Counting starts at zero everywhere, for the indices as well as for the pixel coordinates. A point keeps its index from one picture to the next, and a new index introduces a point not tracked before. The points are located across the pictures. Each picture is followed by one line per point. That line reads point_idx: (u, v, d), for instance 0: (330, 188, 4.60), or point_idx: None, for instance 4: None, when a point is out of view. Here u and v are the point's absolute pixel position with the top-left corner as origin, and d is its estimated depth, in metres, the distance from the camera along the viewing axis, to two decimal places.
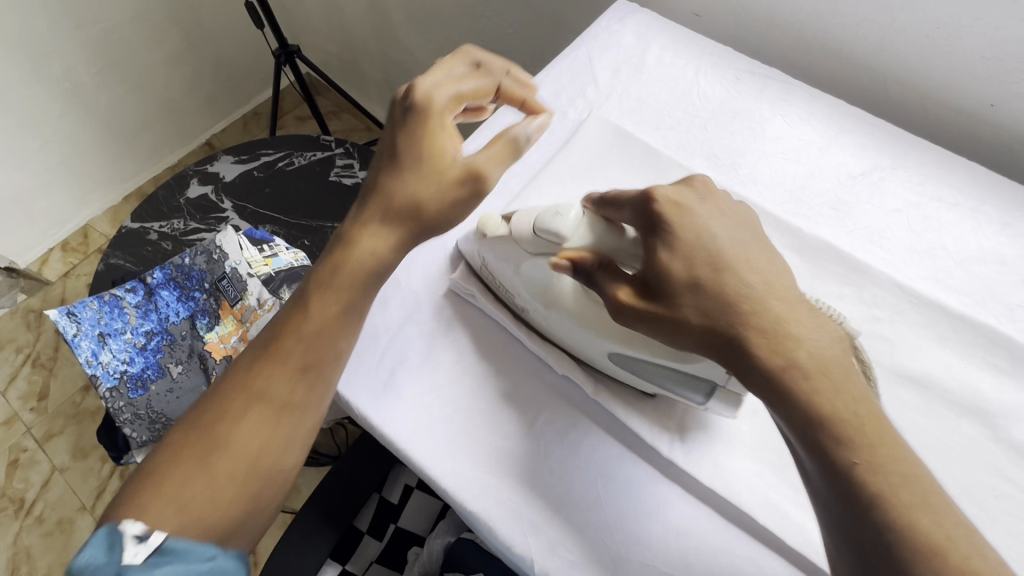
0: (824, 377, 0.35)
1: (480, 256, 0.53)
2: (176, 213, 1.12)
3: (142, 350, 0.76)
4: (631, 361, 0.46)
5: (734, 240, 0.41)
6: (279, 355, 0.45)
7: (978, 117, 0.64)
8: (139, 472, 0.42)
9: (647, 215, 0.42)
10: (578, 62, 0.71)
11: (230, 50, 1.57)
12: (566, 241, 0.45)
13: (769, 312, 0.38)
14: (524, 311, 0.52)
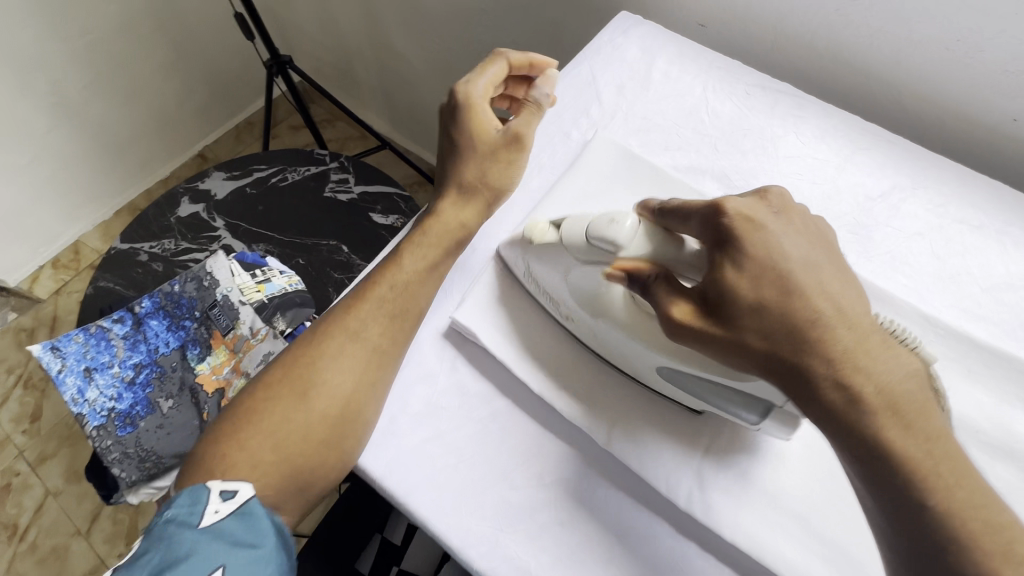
0: (893, 415, 0.35)
1: (523, 265, 0.52)
2: (167, 233, 1.09)
3: (130, 385, 0.73)
4: (684, 379, 0.45)
5: (809, 263, 0.39)
6: (376, 301, 0.49)
7: (1000, 133, 0.62)
8: (246, 393, 0.47)
9: (719, 231, 0.40)
10: (581, 79, 0.68)
11: (221, 58, 1.53)
12: (620, 249, 0.44)
13: (838, 330, 0.36)
14: (568, 321, 0.51)
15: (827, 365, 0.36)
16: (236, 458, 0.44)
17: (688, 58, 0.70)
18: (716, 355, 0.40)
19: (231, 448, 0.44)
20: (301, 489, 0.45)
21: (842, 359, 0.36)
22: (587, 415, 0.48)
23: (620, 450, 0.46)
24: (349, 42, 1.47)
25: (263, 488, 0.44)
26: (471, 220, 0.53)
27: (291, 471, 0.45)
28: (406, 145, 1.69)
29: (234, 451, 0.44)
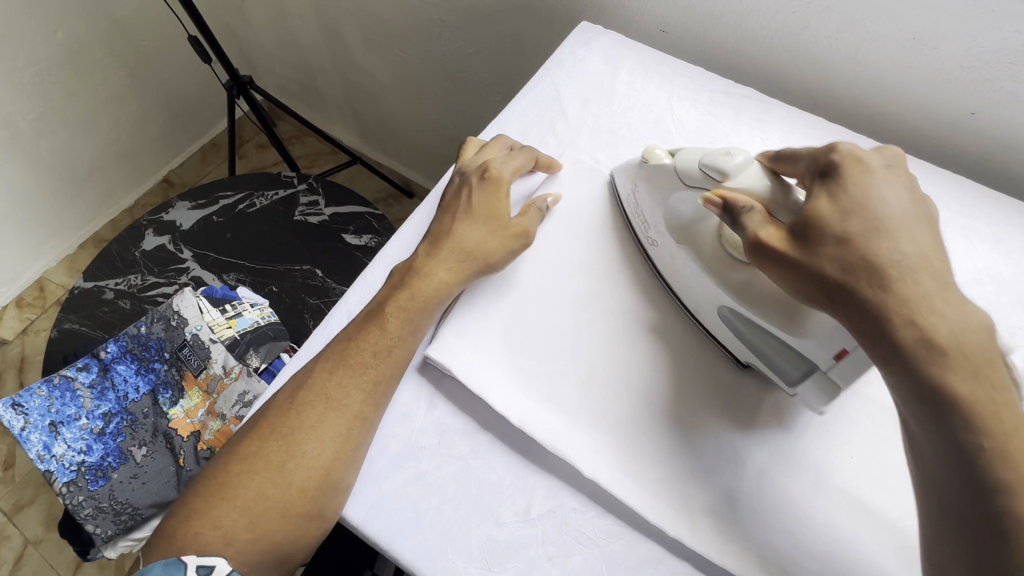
0: (963, 357, 0.34)
1: (630, 185, 0.56)
2: (133, 267, 1.06)
3: (100, 436, 0.71)
4: (741, 321, 0.48)
5: (903, 213, 0.39)
6: (357, 367, 0.47)
7: (959, 126, 0.62)
8: (222, 463, 0.46)
9: (825, 169, 0.43)
10: (544, 94, 0.67)
11: (179, 81, 1.48)
12: (728, 179, 0.46)
13: (918, 277, 0.37)
14: (651, 246, 0.55)
15: (894, 300, 0.36)
16: (212, 535, 0.42)
17: (652, 67, 0.69)
18: (783, 282, 0.42)
19: (205, 527, 0.43)
20: (281, 561, 0.44)
21: (917, 300, 0.36)
22: (570, 443, 0.47)
23: (604, 478, 0.45)
24: (310, 57, 1.43)
25: (241, 563, 0.43)
26: (453, 277, 0.52)
27: (269, 547, 0.43)
28: (377, 158, 1.66)
29: (210, 528, 0.43)
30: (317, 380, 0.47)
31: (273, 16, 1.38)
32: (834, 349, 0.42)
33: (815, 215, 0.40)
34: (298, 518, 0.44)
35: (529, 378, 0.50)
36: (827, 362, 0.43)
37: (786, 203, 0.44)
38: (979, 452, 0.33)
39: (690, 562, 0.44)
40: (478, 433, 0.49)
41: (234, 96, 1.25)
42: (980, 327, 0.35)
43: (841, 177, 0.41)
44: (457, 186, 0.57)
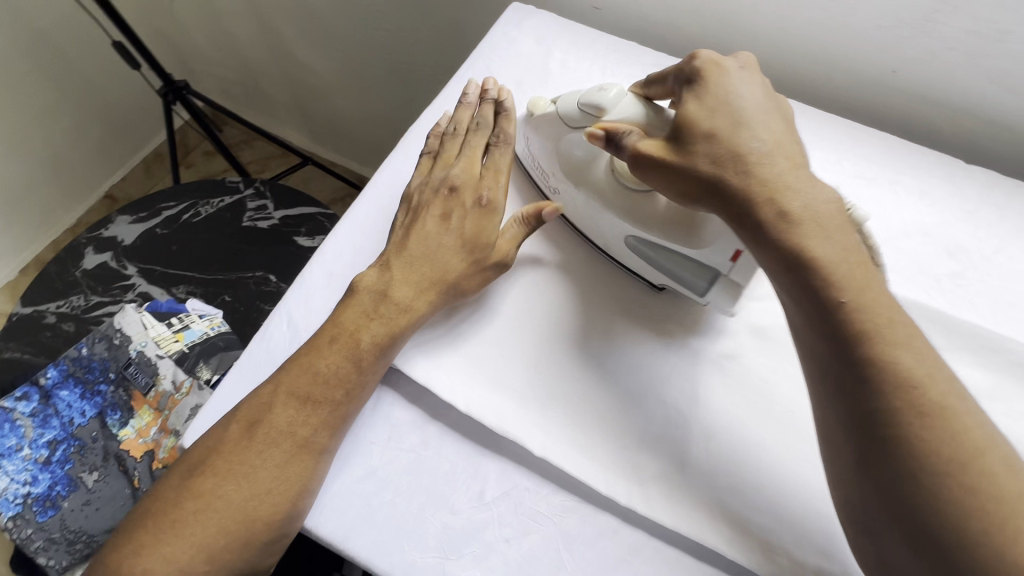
0: (815, 224, 0.38)
1: (524, 142, 0.58)
2: (75, 288, 1.01)
3: (46, 465, 0.68)
4: (647, 248, 0.51)
5: (757, 104, 0.44)
6: (325, 404, 0.46)
7: (883, 85, 0.64)
8: (173, 497, 0.43)
9: (690, 76, 0.47)
10: (477, 78, 0.66)
11: (112, 91, 1.42)
12: (605, 113, 0.50)
13: (775, 159, 0.40)
14: (554, 194, 0.57)
15: (757, 185, 0.39)
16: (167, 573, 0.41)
17: (586, 44, 0.69)
18: (665, 189, 0.44)
19: (160, 565, 0.41)
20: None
21: (774, 177, 0.39)
22: (521, 426, 0.47)
23: (556, 457, 0.46)
24: (249, 57, 1.39)
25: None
26: (423, 303, 0.50)
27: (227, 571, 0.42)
28: (329, 158, 1.62)
29: (164, 565, 0.41)
30: (276, 413, 0.45)
31: (206, 17, 1.33)
32: (730, 252, 0.46)
33: (686, 119, 0.43)
34: (256, 542, 0.43)
35: (478, 366, 0.50)
36: (726, 265, 0.47)
37: (662, 121, 0.47)
38: (842, 308, 0.36)
39: (646, 530, 0.45)
40: (429, 425, 0.48)
41: (173, 102, 1.21)
42: (828, 197, 0.39)
43: (703, 80, 0.46)
44: (447, 210, 0.54)
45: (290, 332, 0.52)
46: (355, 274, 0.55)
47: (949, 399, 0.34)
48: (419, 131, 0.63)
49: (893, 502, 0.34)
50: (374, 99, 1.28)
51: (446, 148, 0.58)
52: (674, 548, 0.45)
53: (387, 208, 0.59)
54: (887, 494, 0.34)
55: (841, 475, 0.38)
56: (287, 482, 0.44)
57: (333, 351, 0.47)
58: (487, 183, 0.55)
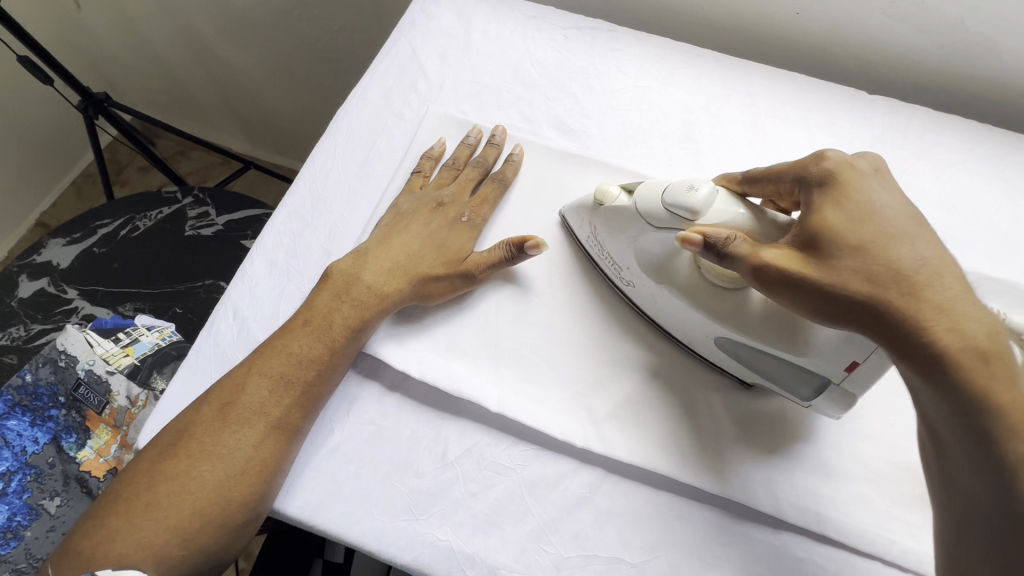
0: (1004, 364, 0.32)
1: (589, 229, 0.52)
2: (13, 318, 0.96)
3: (2, 496, 0.66)
4: (742, 348, 0.46)
5: (908, 221, 0.40)
6: (301, 386, 0.46)
7: (790, 28, 0.67)
8: (140, 483, 0.43)
9: (819, 180, 0.43)
10: (400, 56, 0.66)
11: (33, 112, 1.33)
12: (699, 217, 0.44)
13: (943, 278, 0.36)
14: (624, 287, 0.51)
15: (925, 305, 0.35)
16: (140, 557, 0.40)
17: (505, 13, 0.69)
18: (798, 306, 0.40)
19: (132, 550, 0.40)
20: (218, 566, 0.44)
21: (944, 304, 0.35)
22: (476, 386, 0.48)
23: (512, 409, 0.48)
24: (173, 64, 1.33)
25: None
26: (394, 285, 0.51)
27: (196, 561, 0.42)
28: (272, 160, 1.57)
29: (137, 549, 0.41)
30: (252, 391, 0.46)
31: (120, 24, 1.27)
32: (845, 363, 0.41)
33: (822, 225, 0.40)
34: (227, 524, 0.43)
35: (428, 334, 0.51)
36: (838, 376, 0.42)
37: (775, 229, 0.43)
38: (1022, 465, 0.30)
39: (605, 467, 0.47)
40: (387, 398, 0.49)
41: (99, 115, 1.16)
42: (1011, 331, 0.34)
43: (837, 185, 0.42)
44: (430, 226, 0.54)
45: (237, 324, 0.52)
46: (297, 260, 0.55)
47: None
48: (348, 113, 0.63)
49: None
50: (309, 94, 1.26)
51: (429, 167, 0.59)
52: (632, 480, 0.47)
53: (322, 192, 0.58)
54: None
55: None
56: (259, 459, 0.44)
57: (310, 334, 0.48)
58: (460, 196, 0.56)
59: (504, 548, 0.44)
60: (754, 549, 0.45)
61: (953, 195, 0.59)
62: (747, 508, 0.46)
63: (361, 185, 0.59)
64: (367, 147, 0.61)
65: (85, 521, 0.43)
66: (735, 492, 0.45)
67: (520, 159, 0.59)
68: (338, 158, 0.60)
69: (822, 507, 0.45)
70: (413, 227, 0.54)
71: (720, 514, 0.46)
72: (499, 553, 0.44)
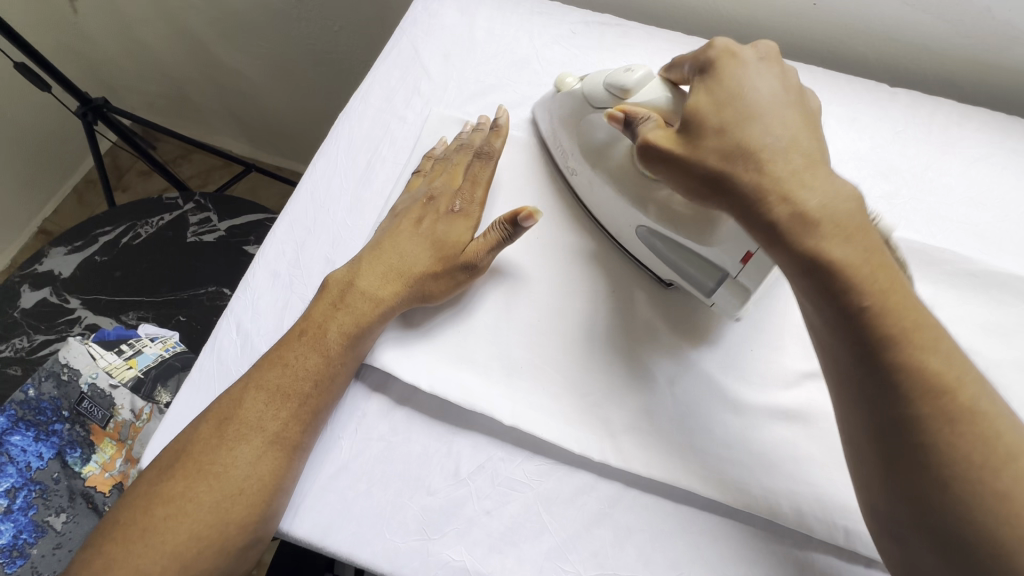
0: (836, 227, 0.35)
1: (548, 121, 0.57)
2: (16, 329, 0.95)
3: (7, 514, 0.65)
4: (659, 240, 0.48)
5: (775, 96, 0.40)
6: (296, 399, 0.45)
7: (807, 19, 0.64)
8: (138, 507, 0.41)
9: (702, 68, 0.43)
10: (402, 56, 0.64)
11: (31, 119, 1.31)
12: (629, 94, 0.48)
13: (789, 154, 0.37)
14: (569, 174, 0.55)
15: (767, 181, 0.37)
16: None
17: (510, 8, 0.67)
18: (674, 185, 0.41)
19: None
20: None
21: (788, 175, 0.36)
22: (488, 399, 0.47)
23: (526, 422, 0.46)
24: (172, 67, 1.32)
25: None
26: (392, 293, 0.49)
27: None
28: (273, 163, 1.56)
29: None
30: (247, 404, 0.44)
31: (117, 27, 1.25)
32: (740, 253, 0.43)
33: (692, 110, 0.40)
34: (224, 548, 0.41)
35: (436, 343, 0.49)
36: (734, 266, 0.44)
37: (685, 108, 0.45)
38: (863, 313, 0.34)
39: (624, 481, 0.46)
40: (396, 413, 0.48)
41: (99, 122, 1.15)
42: (848, 197, 0.36)
43: (714, 72, 0.42)
44: (421, 217, 0.52)
45: (240, 338, 0.51)
46: (300, 271, 0.53)
47: (980, 400, 0.33)
48: (349, 117, 0.61)
49: (912, 485, 0.33)
50: (310, 95, 1.25)
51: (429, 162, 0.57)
52: (653, 494, 0.45)
53: (324, 199, 0.57)
54: (903, 478, 0.33)
55: (861, 475, 0.37)
56: (257, 478, 0.42)
57: (305, 343, 0.47)
58: (453, 190, 0.53)
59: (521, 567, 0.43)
60: (782, 565, 0.43)
61: (979, 190, 0.56)
62: (773, 523, 0.44)
63: (365, 191, 0.57)
64: (370, 151, 0.59)
65: (88, 547, 0.42)
66: (760, 506, 0.43)
67: (507, 121, 0.57)
68: (340, 164, 0.58)
69: (853, 522, 0.43)
70: (406, 224, 0.52)
71: (744, 529, 0.44)
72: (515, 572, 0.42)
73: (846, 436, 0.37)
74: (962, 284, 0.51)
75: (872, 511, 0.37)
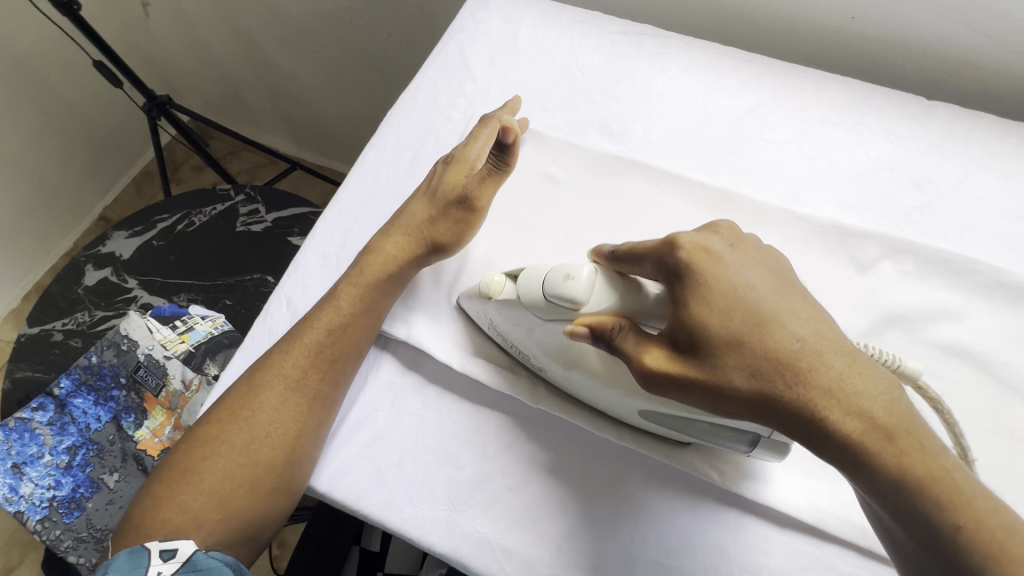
0: (907, 435, 0.32)
1: (484, 316, 0.50)
2: (79, 305, 1.03)
3: (67, 469, 0.70)
4: (666, 416, 0.43)
5: (774, 291, 0.38)
6: (314, 349, 0.48)
7: (844, 32, 0.65)
8: (183, 450, 0.47)
9: (674, 270, 0.39)
10: (450, 59, 0.68)
11: (98, 113, 1.41)
12: (583, 305, 0.42)
13: (822, 357, 0.34)
14: (541, 371, 0.49)
15: (815, 394, 0.33)
16: (181, 520, 0.43)
17: (552, 17, 0.71)
18: (701, 405, 0.37)
19: (174, 512, 0.43)
20: (256, 536, 0.46)
21: (836, 388, 0.33)
22: (514, 382, 0.49)
23: (551, 406, 0.48)
24: (230, 68, 1.40)
25: (210, 545, 0.44)
26: (401, 255, 0.52)
27: (232, 529, 0.44)
28: (316, 162, 1.63)
29: (178, 512, 0.44)
30: (271, 358, 0.49)
31: (182, 29, 1.34)
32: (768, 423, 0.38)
33: (696, 324, 0.37)
34: (254, 489, 0.45)
35: (469, 330, 0.52)
36: (764, 429, 0.39)
37: (654, 313, 0.40)
38: (957, 534, 0.30)
39: (645, 470, 0.47)
40: (428, 390, 0.50)
41: (164, 116, 1.23)
42: (897, 393, 0.34)
43: (698, 275, 0.38)
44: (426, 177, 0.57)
45: (290, 313, 0.55)
46: (347, 255, 0.57)
47: None
48: (397, 115, 0.65)
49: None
50: (356, 98, 1.31)
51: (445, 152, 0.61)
52: (673, 484, 0.47)
53: (372, 190, 0.61)
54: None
55: None
56: (277, 423, 0.46)
57: (322, 302, 0.51)
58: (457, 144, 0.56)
59: (544, 544, 0.45)
60: (799, 560, 0.44)
61: (1016, 204, 0.56)
62: (789, 518, 0.45)
63: (409, 184, 0.61)
64: (416, 147, 0.63)
65: (147, 491, 0.46)
66: (778, 501, 0.44)
67: (516, 102, 0.62)
68: (388, 157, 0.62)
69: (870, 521, 0.44)
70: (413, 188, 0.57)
71: (761, 522, 0.45)
72: (538, 548, 0.45)
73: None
74: (992, 296, 0.51)
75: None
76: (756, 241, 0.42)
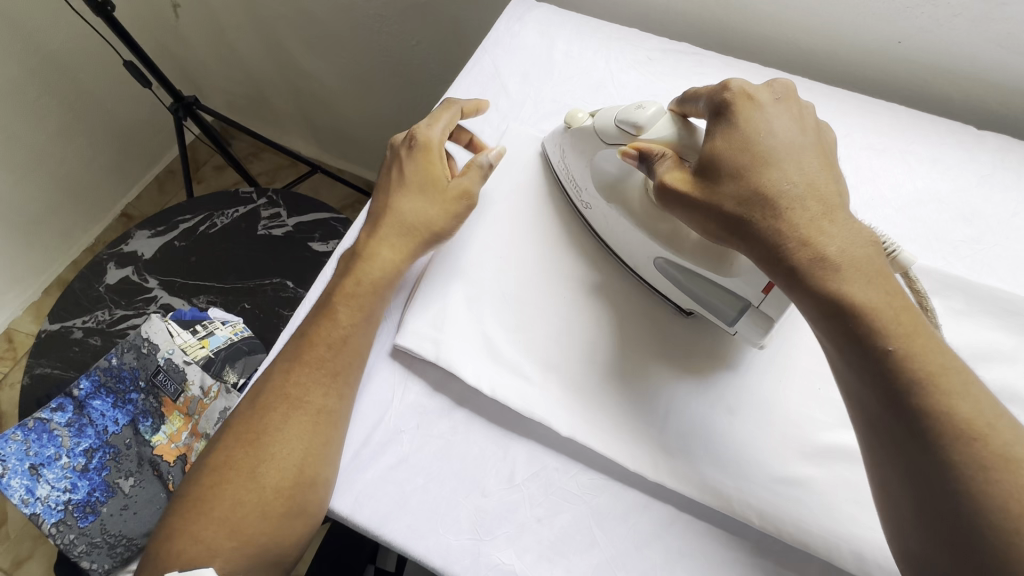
0: (857, 271, 0.37)
1: (559, 150, 0.56)
2: (100, 303, 1.03)
3: (84, 472, 0.69)
4: (676, 271, 0.49)
5: (795, 143, 0.42)
6: (313, 364, 0.48)
7: (889, 57, 0.63)
8: (195, 480, 0.47)
9: (722, 109, 0.44)
10: (483, 73, 0.67)
11: (124, 111, 1.42)
12: (642, 131, 0.48)
13: (805, 202, 0.39)
14: (584, 208, 0.55)
15: (787, 224, 0.39)
16: (195, 550, 0.43)
17: (589, 33, 0.70)
18: (696, 225, 0.43)
19: (188, 542, 0.43)
20: (276, 561, 0.45)
21: (806, 222, 0.38)
22: (543, 408, 0.48)
23: (582, 435, 0.47)
24: (256, 70, 1.41)
25: (229, 572, 0.43)
26: (401, 261, 0.53)
27: (247, 556, 0.44)
28: (337, 165, 1.64)
29: (192, 543, 0.44)
30: (275, 375, 0.49)
31: (210, 30, 1.35)
32: (762, 282, 0.44)
33: (713, 154, 0.42)
34: (262, 511, 0.44)
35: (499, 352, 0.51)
36: (758, 295, 0.45)
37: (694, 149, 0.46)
38: (890, 354, 0.35)
39: (679, 507, 0.45)
40: (455, 413, 0.49)
41: (190, 117, 1.24)
42: (869, 242, 0.38)
43: (734, 117, 0.43)
44: (391, 162, 0.57)
45: None
46: None
47: (1014, 448, 0.33)
48: None
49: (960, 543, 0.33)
50: (380, 104, 1.31)
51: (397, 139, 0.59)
52: (708, 523, 0.45)
53: None
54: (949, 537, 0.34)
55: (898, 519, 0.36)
56: (280, 439, 0.46)
57: (323, 316, 0.50)
58: (419, 125, 0.57)
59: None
60: None
61: None
62: (831, 565, 0.43)
63: None
64: None
65: (172, 512, 0.46)
66: (820, 547, 0.42)
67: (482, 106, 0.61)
68: None
69: None
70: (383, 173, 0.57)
71: (800, 568, 0.43)
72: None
73: (877, 480, 0.38)
74: None
75: (903, 547, 0.37)
76: (807, 105, 0.45)
